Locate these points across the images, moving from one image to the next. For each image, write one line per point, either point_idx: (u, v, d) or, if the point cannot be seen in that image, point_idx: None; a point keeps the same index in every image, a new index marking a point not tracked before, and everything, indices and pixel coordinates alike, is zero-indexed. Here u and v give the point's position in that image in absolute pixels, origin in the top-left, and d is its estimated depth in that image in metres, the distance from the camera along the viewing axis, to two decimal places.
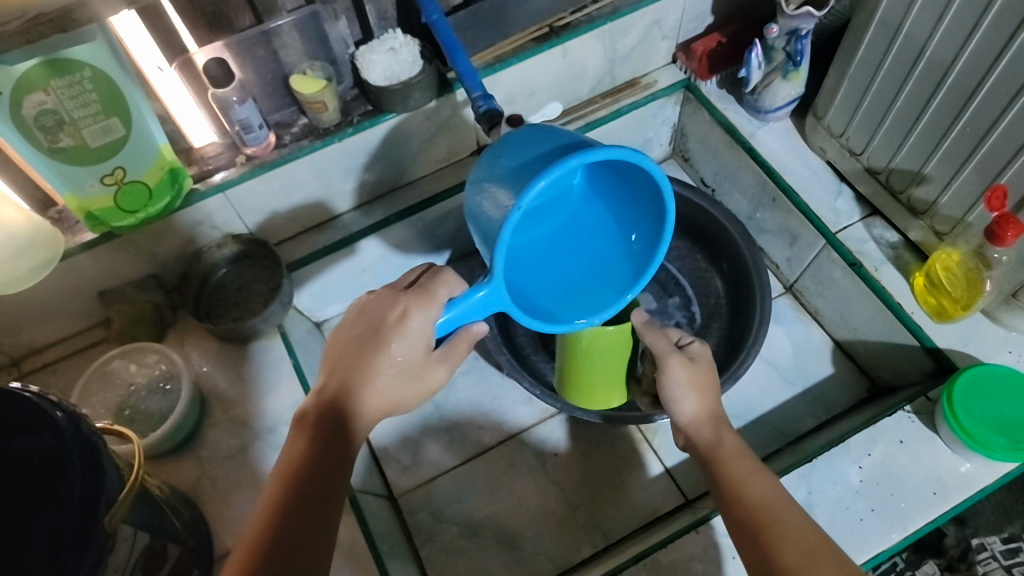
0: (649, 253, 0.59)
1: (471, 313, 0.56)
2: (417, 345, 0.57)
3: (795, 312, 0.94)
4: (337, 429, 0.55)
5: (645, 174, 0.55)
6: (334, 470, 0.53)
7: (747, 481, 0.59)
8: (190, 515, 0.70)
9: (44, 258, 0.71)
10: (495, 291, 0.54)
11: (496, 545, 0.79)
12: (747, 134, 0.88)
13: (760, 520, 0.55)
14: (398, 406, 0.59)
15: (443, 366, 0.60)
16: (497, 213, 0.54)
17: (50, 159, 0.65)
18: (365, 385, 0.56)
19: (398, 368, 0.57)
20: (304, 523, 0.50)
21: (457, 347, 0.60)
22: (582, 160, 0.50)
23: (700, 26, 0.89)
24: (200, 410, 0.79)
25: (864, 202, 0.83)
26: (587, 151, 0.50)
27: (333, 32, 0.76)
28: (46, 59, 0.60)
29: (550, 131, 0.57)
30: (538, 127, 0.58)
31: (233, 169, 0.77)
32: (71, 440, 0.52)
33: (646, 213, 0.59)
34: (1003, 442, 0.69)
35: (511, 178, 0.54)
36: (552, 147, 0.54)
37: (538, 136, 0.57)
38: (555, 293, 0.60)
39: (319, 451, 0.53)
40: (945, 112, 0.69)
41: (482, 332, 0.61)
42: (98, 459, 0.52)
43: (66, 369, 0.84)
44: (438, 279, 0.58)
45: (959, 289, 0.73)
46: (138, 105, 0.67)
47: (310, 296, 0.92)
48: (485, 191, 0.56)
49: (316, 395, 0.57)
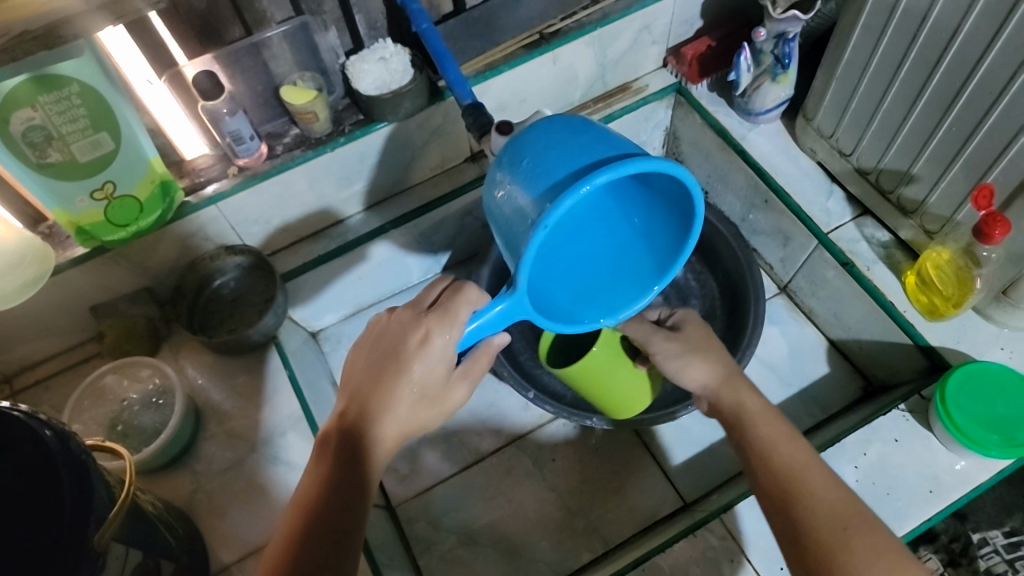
0: (670, 252, 0.60)
1: (493, 323, 0.57)
2: (441, 366, 0.58)
3: (789, 312, 0.94)
4: (357, 454, 0.55)
5: (672, 181, 0.55)
6: (355, 494, 0.53)
7: (780, 444, 0.58)
8: (184, 531, 0.69)
9: (32, 275, 0.70)
10: (517, 303, 0.55)
11: (496, 553, 0.79)
12: (738, 137, 0.89)
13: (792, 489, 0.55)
14: (418, 428, 0.60)
15: (463, 385, 0.62)
16: (518, 219, 0.53)
17: (39, 175, 0.65)
18: (386, 409, 0.57)
19: (418, 391, 0.58)
20: (318, 554, 0.49)
21: (477, 363, 0.62)
22: (615, 175, 0.49)
23: (689, 30, 0.90)
24: (194, 424, 0.78)
25: (855, 202, 0.84)
26: (620, 164, 0.49)
27: (323, 43, 0.76)
28: (33, 75, 0.60)
29: (570, 126, 0.55)
30: (557, 121, 0.55)
31: (226, 180, 0.77)
32: (60, 458, 0.51)
33: (668, 213, 0.59)
34: (996, 439, 0.69)
35: (532, 182, 0.53)
36: (577, 150, 0.52)
37: (557, 133, 0.54)
38: (576, 291, 0.61)
39: (340, 474, 0.53)
40: (931, 112, 0.69)
41: (503, 343, 0.63)
42: (86, 480, 0.51)
43: (58, 385, 0.84)
44: (461, 299, 0.58)
45: (949, 286, 0.74)
46: (127, 117, 0.67)
47: (304, 305, 0.91)
48: (504, 193, 0.55)
49: (337, 419, 0.57)
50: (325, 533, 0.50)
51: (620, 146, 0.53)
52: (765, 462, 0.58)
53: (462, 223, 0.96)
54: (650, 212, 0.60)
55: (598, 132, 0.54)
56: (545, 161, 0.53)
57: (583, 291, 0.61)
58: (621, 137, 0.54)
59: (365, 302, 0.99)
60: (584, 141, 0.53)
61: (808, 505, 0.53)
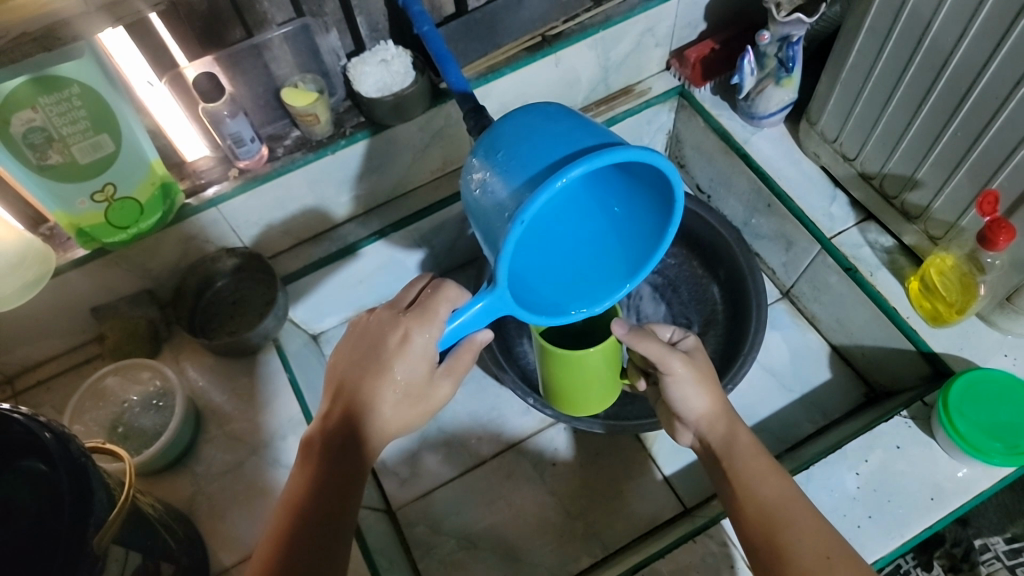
0: (652, 238, 0.59)
1: (475, 321, 0.56)
2: (423, 364, 0.58)
3: (791, 317, 0.94)
4: (342, 456, 0.55)
5: (650, 168, 0.54)
6: (340, 496, 0.53)
7: (762, 482, 0.60)
8: (184, 533, 0.69)
9: (36, 274, 0.70)
10: (498, 299, 0.54)
11: (495, 557, 0.79)
12: (741, 140, 0.88)
13: (775, 526, 0.57)
14: (406, 426, 0.60)
15: (447, 381, 0.61)
16: (497, 217, 0.52)
17: (40, 177, 0.65)
18: (371, 411, 0.57)
19: (403, 390, 0.58)
20: (312, 555, 0.50)
21: (461, 359, 0.61)
22: (590, 166, 0.48)
23: (694, 33, 0.89)
24: (194, 426, 0.78)
25: (859, 207, 0.83)
26: (596, 155, 0.48)
27: (324, 45, 0.76)
28: (34, 76, 0.60)
29: (545, 118, 0.54)
30: (531, 113, 0.55)
31: (226, 182, 0.77)
32: (60, 461, 0.50)
33: (648, 199, 0.58)
34: (999, 447, 0.69)
35: (508, 177, 0.52)
36: (553, 143, 0.51)
37: (533, 125, 0.53)
38: (560, 284, 0.60)
39: (324, 476, 0.54)
40: (936, 117, 0.69)
41: (487, 340, 0.61)
42: (85, 484, 0.50)
43: (59, 387, 0.84)
44: (439, 296, 0.57)
45: (953, 292, 0.74)
46: (128, 119, 0.67)
47: (304, 308, 0.91)
48: (481, 189, 0.54)
49: (322, 420, 0.57)
50: (322, 532, 0.51)
51: (597, 135, 0.52)
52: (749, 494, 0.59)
53: (462, 226, 0.96)
54: (629, 199, 0.59)
55: (573, 122, 0.53)
56: (523, 150, 0.52)
57: (565, 283, 0.60)
58: (597, 127, 0.53)
59: (366, 305, 0.99)
60: (561, 130, 0.52)
61: (790, 542, 0.55)
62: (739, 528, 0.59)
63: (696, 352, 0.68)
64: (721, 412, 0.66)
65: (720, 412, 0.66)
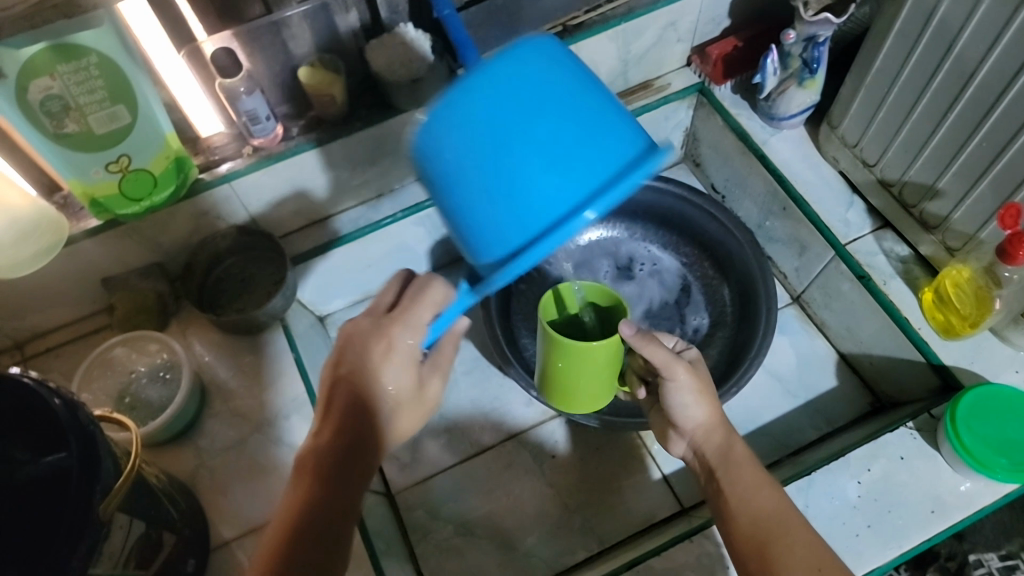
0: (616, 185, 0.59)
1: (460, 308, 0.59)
2: (410, 368, 0.59)
3: (801, 323, 0.91)
4: (348, 457, 0.55)
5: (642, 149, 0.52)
6: (345, 499, 0.53)
7: (756, 494, 0.60)
8: (187, 505, 0.70)
9: (49, 243, 0.72)
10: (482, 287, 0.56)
11: (491, 545, 0.79)
12: (759, 141, 0.87)
13: (770, 538, 0.57)
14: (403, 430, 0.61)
15: (435, 379, 0.62)
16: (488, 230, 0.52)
17: (56, 145, 0.65)
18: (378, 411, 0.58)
19: (394, 399, 0.59)
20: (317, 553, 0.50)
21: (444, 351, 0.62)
22: (606, 208, 0.48)
23: (717, 29, 0.88)
24: (200, 400, 0.79)
25: (876, 214, 0.82)
26: (610, 195, 0.48)
27: (343, 25, 0.75)
28: (52, 43, 0.60)
29: (535, 108, 0.48)
30: (509, 99, 0.48)
31: (240, 160, 0.77)
32: (69, 429, 0.50)
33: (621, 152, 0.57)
34: (1004, 463, 0.68)
35: (495, 193, 0.49)
36: (544, 159, 0.48)
37: (518, 121, 0.48)
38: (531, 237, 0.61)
39: (330, 476, 0.54)
40: (961, 126, 0.68)
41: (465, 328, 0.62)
42: (94, 452, 0.51)
43: (68, 355, 0.84)
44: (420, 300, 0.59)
45: (967, 306, 0.73)
46: (146, 93, 0.67)
47: (313, 288, 0.90)
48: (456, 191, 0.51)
49: (328, 415, 0.57)
50: (327, 535, 0.51)
51: (601, 142, 0.49)
52: (748, 501, 0.60)
53: None
54: None
55: (569, 121, 0.49)
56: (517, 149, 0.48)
57: None
58: (589, 117, 0.50)
59: (374, 289, 0.97)
60: (556, 130, 0.48)
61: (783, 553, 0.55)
62: (733, 542, 0.59)
63: (698, 362, 0.67)
64: (717, 424, 0.65)
65: (716, 422, 0.65)
